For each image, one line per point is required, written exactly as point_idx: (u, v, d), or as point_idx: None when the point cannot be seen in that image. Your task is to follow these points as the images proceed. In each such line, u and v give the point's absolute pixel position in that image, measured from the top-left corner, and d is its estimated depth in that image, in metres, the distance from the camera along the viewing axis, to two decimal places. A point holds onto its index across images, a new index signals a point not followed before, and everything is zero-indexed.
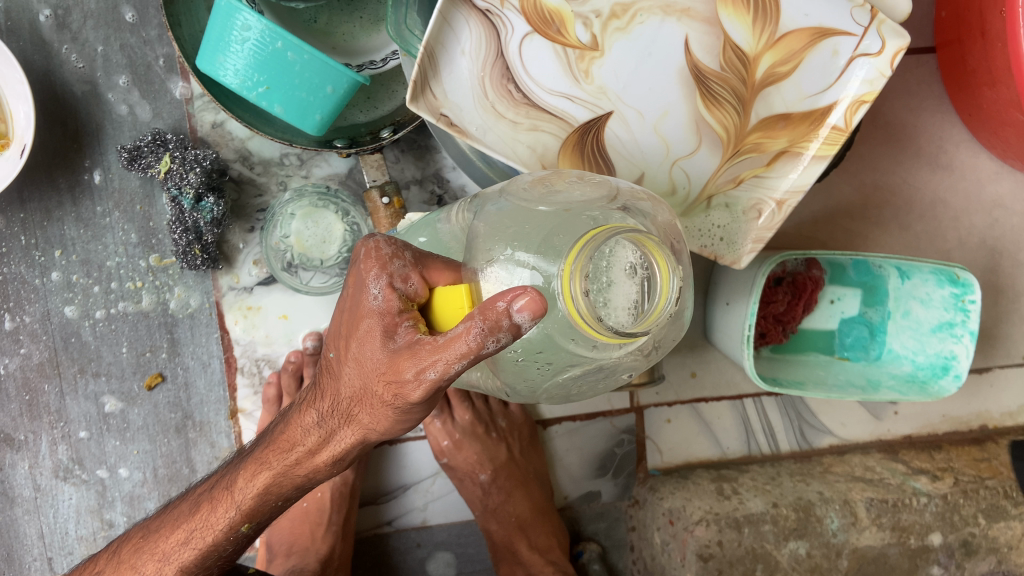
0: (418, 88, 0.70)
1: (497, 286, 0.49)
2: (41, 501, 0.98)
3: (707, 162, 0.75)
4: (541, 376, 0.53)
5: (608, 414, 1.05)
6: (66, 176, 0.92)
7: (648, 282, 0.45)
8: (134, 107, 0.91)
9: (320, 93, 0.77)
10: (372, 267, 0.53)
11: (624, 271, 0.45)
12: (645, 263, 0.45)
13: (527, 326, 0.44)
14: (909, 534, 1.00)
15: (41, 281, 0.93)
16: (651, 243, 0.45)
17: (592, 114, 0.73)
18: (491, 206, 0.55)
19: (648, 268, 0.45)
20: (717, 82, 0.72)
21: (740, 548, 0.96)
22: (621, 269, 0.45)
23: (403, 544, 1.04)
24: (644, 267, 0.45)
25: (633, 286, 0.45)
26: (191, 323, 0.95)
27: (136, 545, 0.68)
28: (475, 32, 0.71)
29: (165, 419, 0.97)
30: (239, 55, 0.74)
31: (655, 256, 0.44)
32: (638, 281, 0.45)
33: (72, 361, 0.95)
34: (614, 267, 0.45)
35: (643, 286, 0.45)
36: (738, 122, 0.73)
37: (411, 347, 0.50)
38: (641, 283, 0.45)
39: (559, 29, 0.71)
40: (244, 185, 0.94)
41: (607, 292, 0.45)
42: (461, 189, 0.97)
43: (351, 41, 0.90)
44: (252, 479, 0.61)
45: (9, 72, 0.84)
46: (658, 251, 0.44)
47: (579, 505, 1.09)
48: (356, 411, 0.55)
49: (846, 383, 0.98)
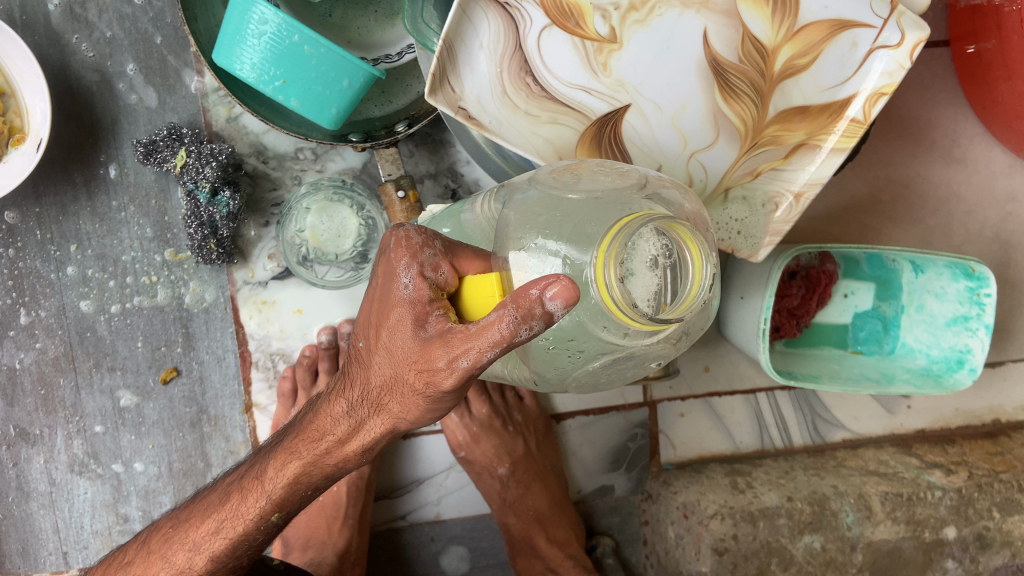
0: (437, 81, 0.70)
1: (528, 274, 0.49)
2: (56, 495, 0.98)
3: (725, 154, 0.75)
4: (572, 364, 0.54)
5: (621, 408, 1.05)
6: (82, 170, 0.92)
7: (678, 268, 0.45)
8: (149, 101, 0.91)
9: (336, 87, 0.77)
10: (402, 257, 0.53)
11: (647, 262, 0.45)
12: (672, 250, 0.45)
13: (559, 315, 0.44)
14: (923, 528, 1.00)
15: (56, 275, 0.93)
16: (682, 229, 0.45)
17: (610, 106, 0.73)
18: (518, 195, 0.55)
19: (679, 255, 0.45)
20: (736, 74, 0.72)
21: (755, 542, 0.96)
22: (644, 260, 0.45)
23: (417, 538, 1.04)
24: (674, 254, 0.45)
25: (663, 274, 0.45)
26: (207, 317, 0.95)
27: (164, 535, 0.68)
28: (494, 25, 0.71)
29: (181, 413, 0.97)
30: (255, 49, 0.74)
31: (686, 243, 0.45)
32: (662, 271, 0.45)
33: (88, 356, 0.95)
34: (639, 257, 0.45)
35: (668, 275, 0.46)
36: (756, 114, 0.73)
37: (442, 335, 0.50)
38: (671, 270, 0.46)
39: (578, 21, 0.71)
40: (258, 179, 0.94)
41: (635, 280, 0.45)
42: (475, 183, 0.97)
43: (365, 35, 0.90)
44: (281, 468, 0.61)
45: (25, 66, 0.84)
46: (689, 237, 0.45)
47: (593, 499, 1.09)
48: (386, 400, 0.55)
49: (861, 376, 0.97)
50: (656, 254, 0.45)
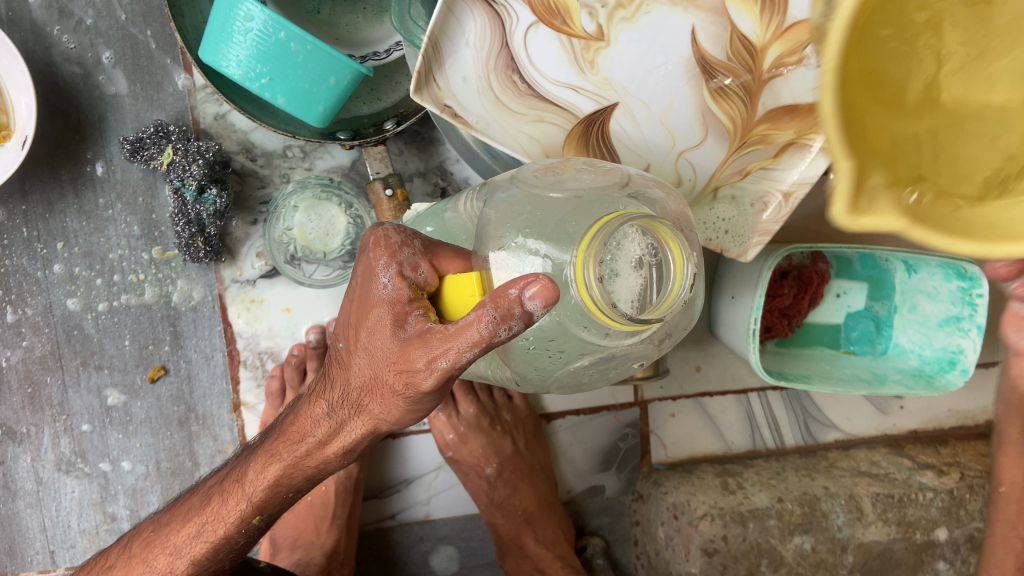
0: (422, 78, 0.69)
1: (508, 273, 0.49)
2: (43, 494, 0.97)
3: (713, 153, 0.74)
4: (552, 364, 0.54)
5: (612, 408, 1.04)
6: (69, 168, 0.92)
7: (660, 269, 0.45)
8: (137, 98, 0.91)
9: (323, 84, 0.76)
10: (381, 256, 0.53)
11: (632, 262, 0.45)
12: (655, 250, 0.45)
13: (539, 314, 0.43)
14: (914, 529, 1.00)
15: (43, 273, 0.92)
16: (664, 229, 0.44)
17: (597, 105, 0.73)
18: (500, 193, 0.55)
19: (660, 255, 0.45)
20: (724, 73, 0.71)
21: (745, 543, 0.96)
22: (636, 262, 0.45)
23: (406, 538, 1.04)
24: (656, 254, 0.45)
25: (644, 274, 0.45)
26: (194, 316, 0.94)
27: (146, 539, 0.68)
28: (479, 22, 0.70)
29: (168, 412, 0.96)
30: (241, 46, 0.73)
31: (668, 243, 0.44)
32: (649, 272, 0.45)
33: (75, 354, 0.95)
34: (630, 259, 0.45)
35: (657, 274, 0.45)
36: (745, 113, 0.72)
37: (421, 336, 0.49)
38: (653, 270, 0.45)
39: (564, 18, 0.70)
40: (246, 177, 0.93)
41: (617, 279, 0.45)
42: (465, 181, 0.97)
43: (354, 32, 0.90)
44: (261, 471, 0.61)
45: (11, 62, 0.84)
46: (671, 238, 0.44)
47: (584, 499, 1.08)
48: (366, 401, 0.55)
49: (852, 377, 0.96)
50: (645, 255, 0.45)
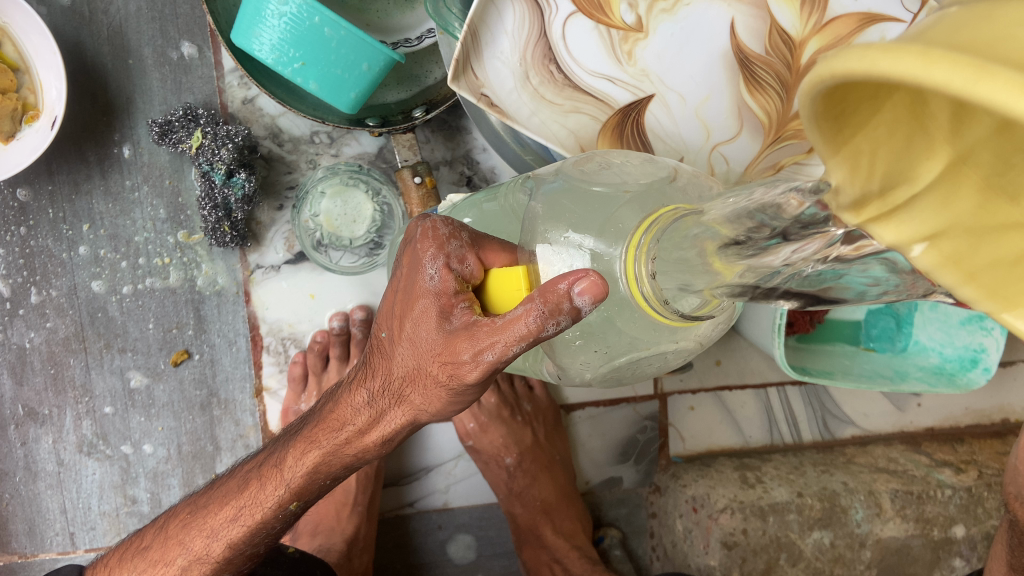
0: (460, 67, 0.64)
1: (555, 268, 0.48)
2: (65, 476, 0.98)
3: (748, 148, 0.67)
4: (598, 359, 0.53)
5: (632, 400, 1.05)
6: (96, 150, 0.91)
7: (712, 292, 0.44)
8: (165, 80, 0.90)
9: (355, 70, 0.75)
10: (428, 247, 0.52)
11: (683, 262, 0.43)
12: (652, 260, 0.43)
13: (587, 310, 0.43)
14: (932, 526, 1.00)
15: (68, 255, 0.92)
16: (632, 243, 0.44)
17: (633, 96, 0.66)
18: (545, 187, 0.54)
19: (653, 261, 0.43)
20: (762, 66, 0.64)
21: (765, 537, 0.96)
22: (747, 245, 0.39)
23: (424, 525, 1.05)
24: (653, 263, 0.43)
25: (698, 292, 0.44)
26: (219, 300, 0.94)
27: (182, 521, 0.68)
28: (520, 12, 0.65)
29: (191, 396, 0.96)
30: (275, 29, 0.72)
31: (634, 245, 0.43)
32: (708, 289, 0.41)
33: (99, 337, 0.95)
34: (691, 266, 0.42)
35: (756, 276, 0.39)
36: (780, 108, 0.65)
37: (467, 328, 0.49)
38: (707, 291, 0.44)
39: (603, 8, 0.64)
40: (273, 162, 0.93)
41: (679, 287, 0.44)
42: (491, 171, 0.96)
43: (384, 19, 0.89)
44: (300, 457, 0.61)
45: (42, 42, 0.83)
46: (633, 241, 0.44)
47: (601, 490, 1.08)
48: (407, 391, 0.55)
49: (872, 373, 0.93)
50: (750, 199, 0.41)
